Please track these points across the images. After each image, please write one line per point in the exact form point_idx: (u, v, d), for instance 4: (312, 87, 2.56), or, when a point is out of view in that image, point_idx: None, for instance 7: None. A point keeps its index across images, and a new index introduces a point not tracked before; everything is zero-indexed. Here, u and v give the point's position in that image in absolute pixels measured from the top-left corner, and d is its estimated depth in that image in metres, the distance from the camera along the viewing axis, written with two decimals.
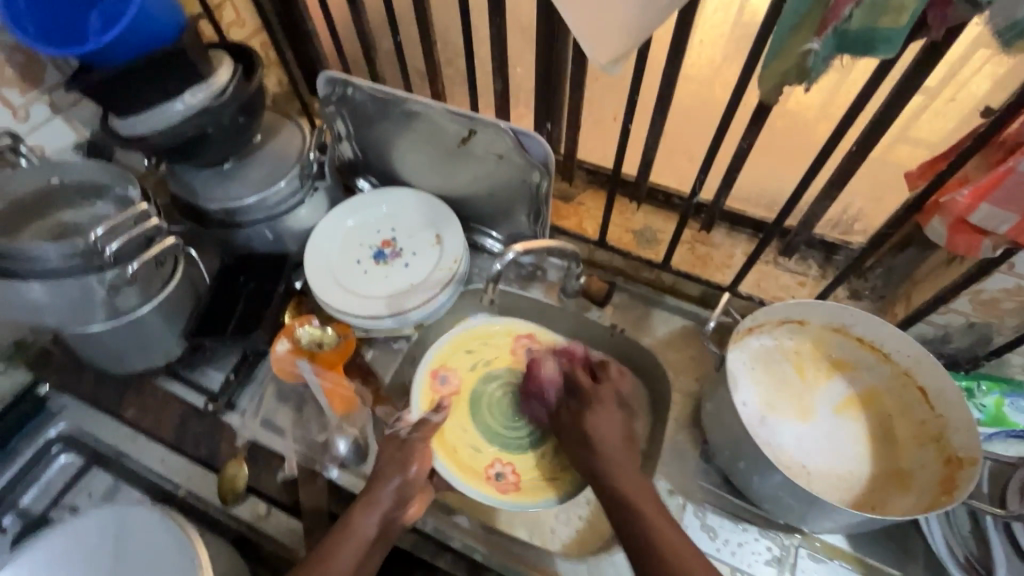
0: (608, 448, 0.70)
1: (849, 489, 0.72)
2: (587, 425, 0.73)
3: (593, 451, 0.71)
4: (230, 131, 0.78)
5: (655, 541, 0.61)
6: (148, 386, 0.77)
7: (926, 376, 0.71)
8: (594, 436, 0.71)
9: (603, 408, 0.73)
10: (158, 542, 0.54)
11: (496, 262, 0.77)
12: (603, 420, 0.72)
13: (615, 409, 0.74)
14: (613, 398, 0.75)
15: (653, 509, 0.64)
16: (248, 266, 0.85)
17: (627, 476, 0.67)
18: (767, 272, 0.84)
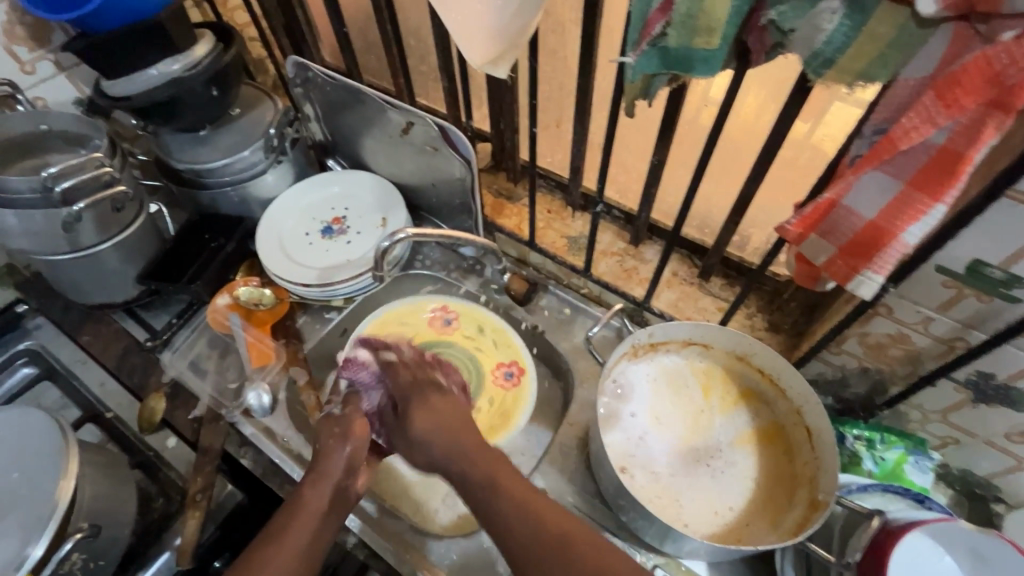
0: (441, 430, 0.63)
1: (718, 521, 0.68)
2: (419, 428, 0.63)
3: (432, 438, 0.62)
4: (203, 101, 0.87)
5: (500, 517, 0.55)
6: (105, 318, 0.91)
7: (815, 417, 0.68)
8: (427, 429, 0.63)
9: (424, 397, 0.66)
10: (46, 436, 0.64)
11: (383, 240, 0.78)
12: (430, 404, 0.65)
13: (436, 394, 0.66)
14: (427, 385, 0.68)
15: (512, 485, 0.57)
16: (211, 225, 0.95)
17: (473, 460, 0.59)
18: (688, 292, 0.84)
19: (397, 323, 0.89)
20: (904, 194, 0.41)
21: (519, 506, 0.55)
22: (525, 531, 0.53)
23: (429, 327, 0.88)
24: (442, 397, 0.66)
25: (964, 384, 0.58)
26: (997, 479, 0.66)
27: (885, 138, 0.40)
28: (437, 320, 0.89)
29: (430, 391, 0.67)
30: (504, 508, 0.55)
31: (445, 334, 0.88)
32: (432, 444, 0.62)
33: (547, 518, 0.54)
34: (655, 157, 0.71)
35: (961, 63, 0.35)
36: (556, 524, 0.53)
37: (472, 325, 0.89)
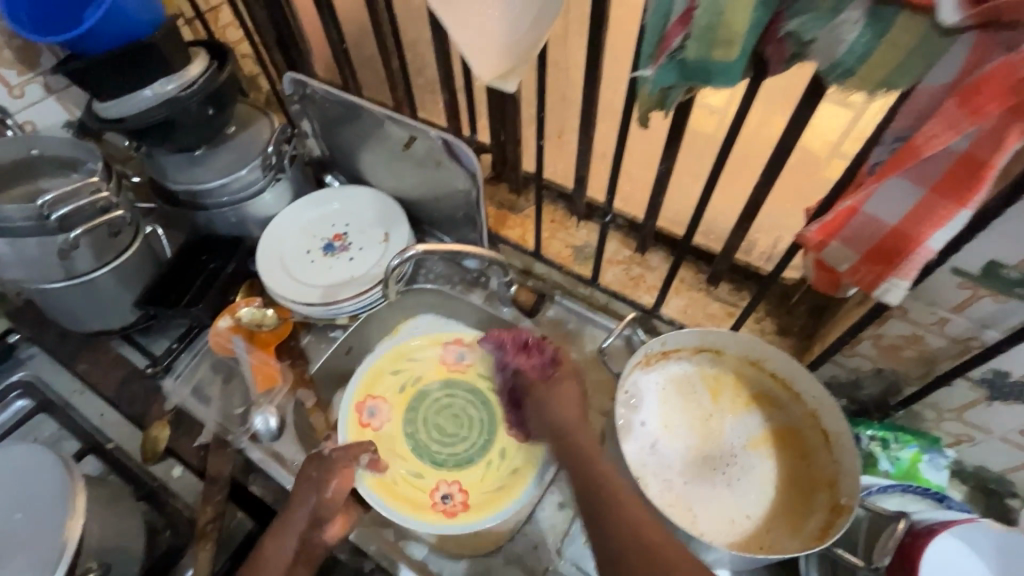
0: (570, 423, 0.67)
1: (740, 529, 0.68)
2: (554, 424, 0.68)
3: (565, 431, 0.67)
4: (199, 121, 0.85)
5: (627, 522, 0.56)
6: (101, 346, 0.88)
7: (831, 420, 0.68)
8: (562, 425, 0.67)
9: (559, 389, 0.71)
10: (50, 472, 0.62)
11: (397, 257, 0.78)
12: (561, 402, 0.69)
13: (571, 389, 0.71)
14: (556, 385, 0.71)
15: (638, 509, 0.57)
16: (209, 246, 0.93)
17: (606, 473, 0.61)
18: (695, 299, 0.85)
19: (409, 359, 0.87)
20: (926, 200, 0.41)
21: (640, 521, 0.56)
22: (646, 538, 0.54)
23: (441, 365, 0.87)
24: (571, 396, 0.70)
25: (979, 382, 0.59)
26: (1011, 475, 0.66)
27: (908, 145, 0.40)
28: (450, 355, 0.88)
29: (564, 390, 0.70)
30: (627, 519, 0.56)
31: (458, 372, 0.87)
32: (566, 443, 0.66)
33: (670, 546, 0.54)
34: (663, 165, 0.71)
35: (983, 71, 0.35)
36: (650, 534, 0.55)
37: (485, 363, 0.87)
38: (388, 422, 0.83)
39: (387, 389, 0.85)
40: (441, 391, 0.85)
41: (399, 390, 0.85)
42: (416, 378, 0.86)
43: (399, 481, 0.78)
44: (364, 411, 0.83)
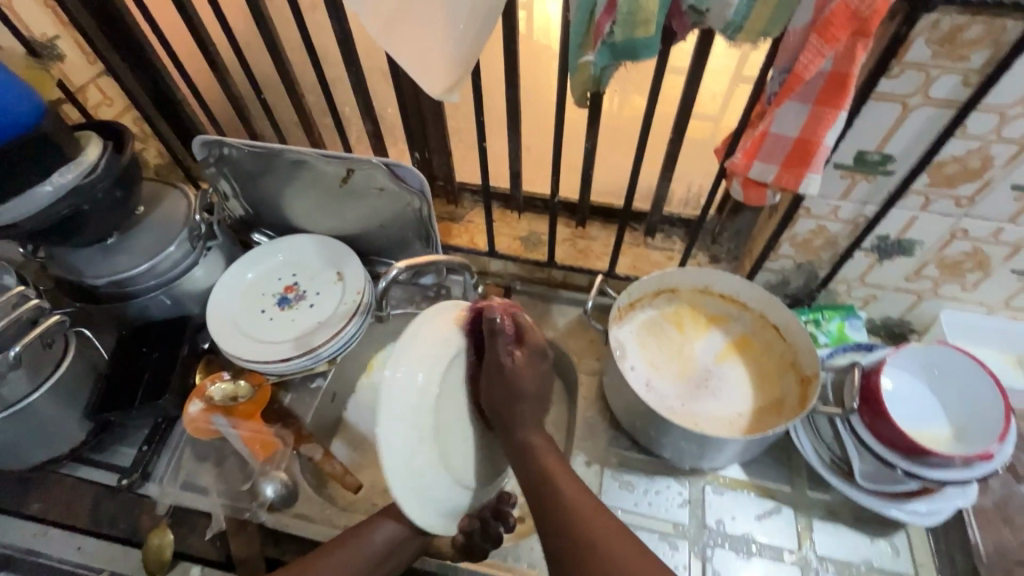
0: (532, 392, 0.62)
1: (736, 425, 0.79)
2: (520, 375, 0.62)
3: (517, 383, 0.62)
4: (108, 205, 0.79)
5: (551, 492, 0.56)
6: (54, 477, 0.79)
7: (777, 315, 0.82)
8: (519, 382, 0.62)
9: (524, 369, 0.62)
10: None
11: (381, 281, 0.82)
12: (532, 379, 0.62)
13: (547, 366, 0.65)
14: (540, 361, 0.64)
15: (567, 479, 0.57)
16: (147, 335, 0.86)
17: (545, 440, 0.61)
18: (638, 253, 0.96)
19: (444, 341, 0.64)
20: (815, 111, 0.53)
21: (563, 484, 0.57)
22: (570, 511, 0.54)
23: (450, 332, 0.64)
24: (540, 373, 0.64)
25: (871, 250, 0.75)
26: (908, 316, 0.85)
27: (792, 74, 0.52)
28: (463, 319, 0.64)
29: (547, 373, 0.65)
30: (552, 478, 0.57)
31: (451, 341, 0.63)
32: (500, 388, 0.62)
33: (580, 498, 0.56)
34: (590, 143, 0.80)
35: (829, 10, 0.47)
36: (586, 516, 0.54)
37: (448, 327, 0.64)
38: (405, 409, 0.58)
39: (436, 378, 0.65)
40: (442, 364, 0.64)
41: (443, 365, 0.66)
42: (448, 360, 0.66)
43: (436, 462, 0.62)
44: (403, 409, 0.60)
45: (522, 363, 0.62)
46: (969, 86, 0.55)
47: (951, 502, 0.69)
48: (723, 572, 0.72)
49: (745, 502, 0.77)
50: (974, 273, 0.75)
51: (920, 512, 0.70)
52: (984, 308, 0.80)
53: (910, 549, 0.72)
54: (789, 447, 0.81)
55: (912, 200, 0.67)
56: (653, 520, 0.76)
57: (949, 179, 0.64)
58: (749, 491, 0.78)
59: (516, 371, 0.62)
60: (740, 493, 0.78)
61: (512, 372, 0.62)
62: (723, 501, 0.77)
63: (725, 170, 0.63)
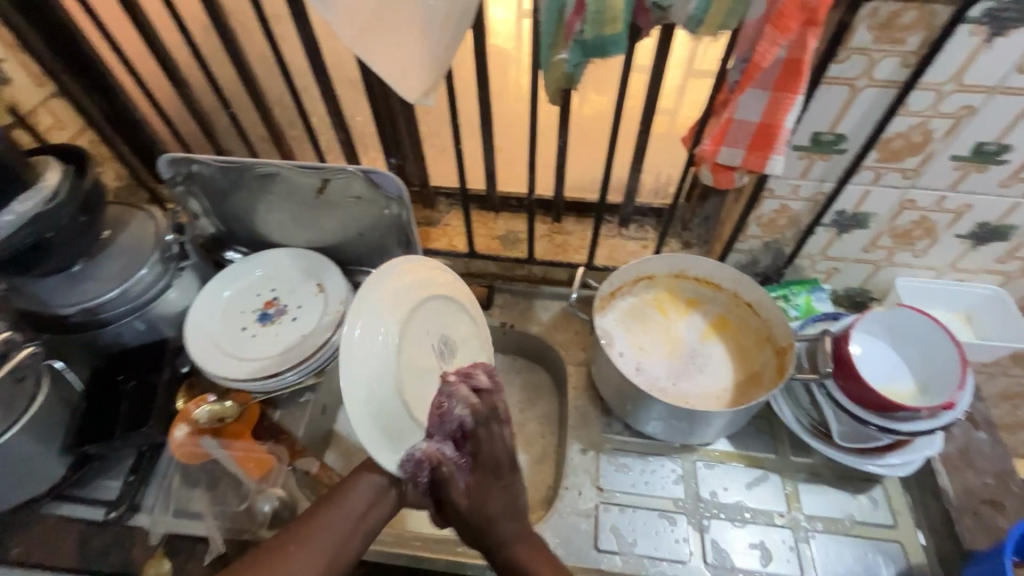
0: (498, 508, 0.62)
1: (720, 399, 0.83)
2: (478, 506, 0.62)
3: (479, 511, 0.62)
4: (73, 231, 0.76)
5: None
6: (34, 517, 0.76)
7: (749, 292, 0.87)
8: (480, 514, 0.62)
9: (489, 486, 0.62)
10: None
11: None
12: (495, 496, 0.62)
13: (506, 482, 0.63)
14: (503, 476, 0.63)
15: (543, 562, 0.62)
16: (124, 363, 0.83)
17: (515, 531, 0.62)
18: (614, 243, 0.99)
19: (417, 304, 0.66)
20: (774, 97, 0.57)
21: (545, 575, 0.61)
22: None
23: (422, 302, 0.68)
24: (510, 483, 0.63)
25: (831, 225, 0.81)
26: (868, 284, 0.91)
27: (751, 63, 0.55)
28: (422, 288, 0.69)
29: (509, 482, 0.63)
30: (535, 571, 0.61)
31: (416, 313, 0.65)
32: (473, 517, 0.62)
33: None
34: (562, 140, 0.83)
35: (781, 1, 0.51)
36: None
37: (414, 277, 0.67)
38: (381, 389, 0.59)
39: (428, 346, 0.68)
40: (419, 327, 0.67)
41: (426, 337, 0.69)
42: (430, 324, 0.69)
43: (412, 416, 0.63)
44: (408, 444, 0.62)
45: (480, 492, 0.62)
46: (908, 67, 0.60)
47: (922, 452, 0.74)
48: (720, 540, 0.75)
49: (735, 473, 0.81)
50: (923, 240, 0.81)
51: (894, 464, 0.75)
52: (935, 272, 0.87)
53: (887, 500, 0.77)
54: (771, 417, 0.85)
55: (864, 175, 0.73)
56: (651, 498, 0.79)
57: (895, 154, 0.69)
58: (737, 462, 0.82)
59: (477, 502, 0.62)
60: (730, 465, 0.81)
61: (471, 507, 0.62)
62: (714, 474, 0.81)
63: (694, 157, 0.66)
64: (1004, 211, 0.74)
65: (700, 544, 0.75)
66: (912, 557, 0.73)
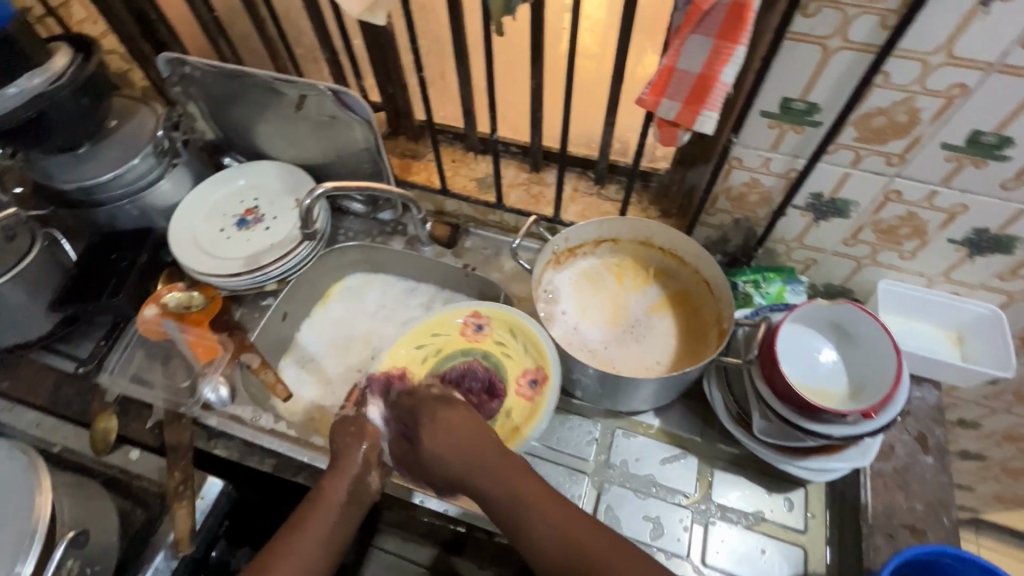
0: (455, 452, 0.64)
1: (652, 370, 0.81)
2: (426, 446, 0.66)
3: (449, 464, 0.65)
4: (75, 114, 0.84)
5: (525, 518, 0.60)
6: (22, 361, 0.86)
7: (708, 270, 0.83)
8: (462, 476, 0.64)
9: (438, 427, 0.66)
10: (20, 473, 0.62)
11: (307, 197, 0.85)
12: (439, 423, 0.66)
13: (437, 413, 0.68)
14: (438, 401, 0.70)
15: (531, 491, 0.61)
16: (117, 245, 0.91)
17: (482, 469, 0.63)
18: (590, 202, 0.96)
19: (429, 334, 0.85)
20: (716, 46, 0.52)
21: (530, 501, 0.60)
22: (533, 514, 0.59)
23: (460, 336, 0.84)
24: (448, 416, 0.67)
25: (806, 208, 0.74)
26: (850, 284, 0.83)
27: (693, 5, 0.50)
28: (469, 328, 0.85)
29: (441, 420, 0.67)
30: (520, 499, 0.60)
31: (476, 342, 0.85)
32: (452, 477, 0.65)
33: (557, 518, 0.59)
34: (534, 80, 0.80)
35: None
36: (527, 496, 0.60)
37: (503, 330, 0.84)
38: (542, 393, 0.79)
39: (409, 360, 0.83)
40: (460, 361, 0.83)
41: (421, 359, 0.83)
42: (436, 350, 0.84)
43: None
44: None
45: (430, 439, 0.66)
46: (886, 29, 0.53)
47: (849, 461, 0.69)
48: (618, 507, 0.75)
49: (653, 448, 0.79)
50: (911, 240, 0.73)
51: (814, 469, 0.71)
52: (925, 281, 0.78)
53: (805, 504, 0.73)
54: (706, 401, 0.82)
55: (840, 155, 0.66)
56: (561, 456, 0.79)
57: (877, 134, 0.62)
58: (659, 438, 0.80)
59: (425, 443, 0.66)
60: (651, 439, 0.80)
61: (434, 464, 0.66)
62: (631, 444, 0.79)
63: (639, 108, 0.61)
64: (1007, 218, 0.65)
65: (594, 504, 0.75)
66: (813, 565, 0.70)
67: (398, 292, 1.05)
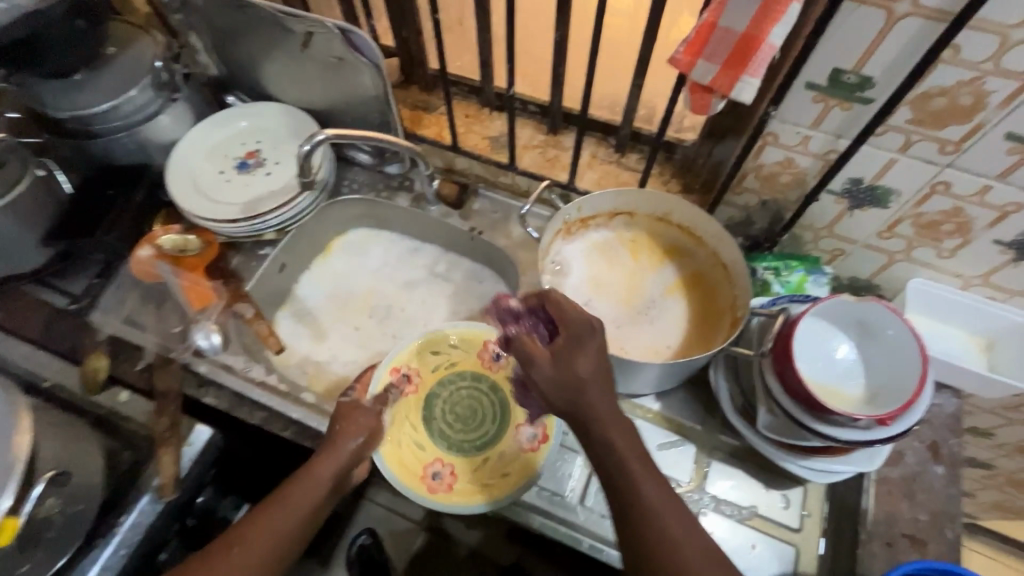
0: (599, 389, 0.57)
1: (658, 354, 0.78)
2: (573, 367, 0.57)
3: (585, 398, 0.56)
4: (68, 35, 0.78)
5: (635, 492, 0.54)
6: (13, 293, 0.85)
7: (727, 253, 0.78)
8: (590, 413, 0.56)
9: (579, 349, 0.58)
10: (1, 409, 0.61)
11: (305, 143, 0.79)
12: (587, 353, 0.58)
13: (599, 339, 0.58)
14: (586, 326, 0.59)
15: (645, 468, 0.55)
16: (112, 178, 0.89)
17: (614, 416, 0.56)
18: (608, 170, 0.90)
19: (447, 343, 0.83)
20: (766, 1, 0.46)
21: (645, 476, 0.55)
22: (642, 491, 0.54)
23: (477, 359, 0.82)
24: (591, 345, 0.58)
25: (842, 195, 0.68)
26: (877, 278, 0.78)
27: None
28: (489, 352, 0.82)
29: (584, 346, 0.58)
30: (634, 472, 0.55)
31: (491, 370, 0.82)
32: (579, 407, 0.57)
33: (667, 501, 0.54)
34: (559, 32, 0.73)
35: None
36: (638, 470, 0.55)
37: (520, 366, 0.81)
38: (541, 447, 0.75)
39: (422, 364, 0.81)
40: (468, 383, 0.81)
41: (433, 367, 0.82)
42: (450, 364, 0.82)
43: (404, 445, 0.76)
44: (428, 468, 0.75)
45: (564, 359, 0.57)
46: None
47: (854, 466, 0.66)
48: None
49: (650, 433, 0.77)
50: (952, 238, 0.67)
51: (814, 468, 0.68)
52: (960, 282, 0.72)
53: (802, 503, 0.71)
54: (709, 390, 0.79)
55: (889, 138, 0.59)
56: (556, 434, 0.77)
57: (935, 117, 0.56)
58: (657, 423, 0.77)
59: (573, 363, 0.57)
60: (649, 425, 0.77)
61: (558, 381, 0.57)
62: None
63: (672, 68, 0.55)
64: None
65: (583, 483, 0.75)
66: (804, 564, 0.68)
67: (401, 251, 1.02)
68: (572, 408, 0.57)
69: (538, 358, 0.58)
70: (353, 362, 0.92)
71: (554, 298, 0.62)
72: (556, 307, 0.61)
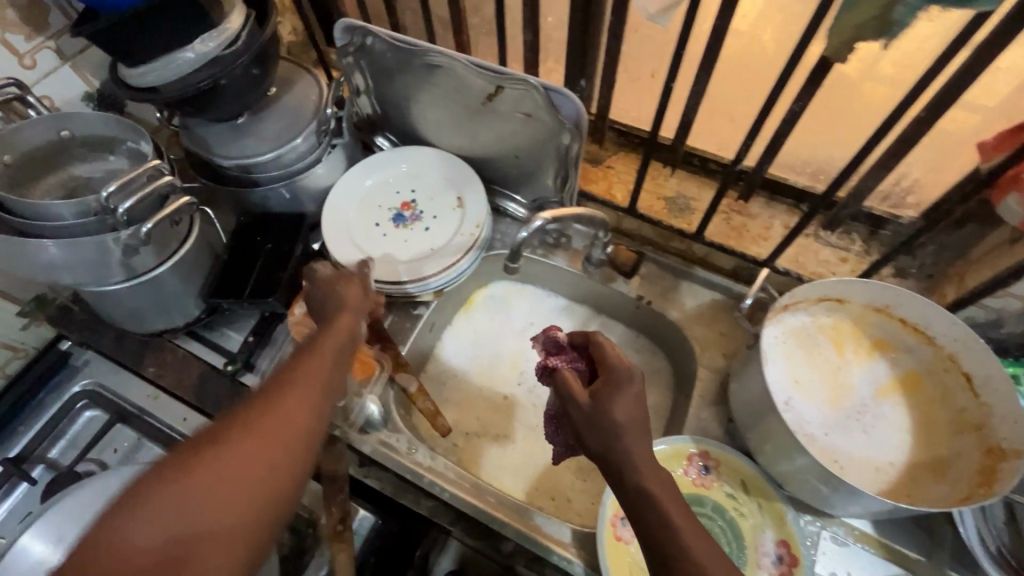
0: (638, 438, 0.52)
1: (883, 475, 0.67)
2: (601, 413, 0.53)
3: (620, 445, 0.51)
4: (243, 83, 0.72)
5: (672, 540, 0.46)
6: (166, 345, 0.81)
7: (972, 360, 0.67)
8: (622, 456, 0.51)
9: (614, 393, 0.54)
10: None
11: (521, 230, 0.73)
12: (619, 399, 0.53)
13: (638, 386, 0.54)
14: (623, 375, 0.55)
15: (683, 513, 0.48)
16: (264, 226, 0.83)
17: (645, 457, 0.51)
18: (806, 246, 0.82)
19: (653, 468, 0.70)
20: None
21: (678, 525, 0.47)
22: (679, 537, 0.46)
23: (690, 482, 0.70)
24: (631, 392, 0.54)
25: None
26: None
27: None
28: (696, 471, 0.70)
29: (614, 391, 0.54)
30: (664, 514, 0.47)
31: (705, 489, 0.71)
32: (610, 447, 0.52)
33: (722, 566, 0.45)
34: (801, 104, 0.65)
35: None
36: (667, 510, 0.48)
37: (735, 482, 0.70)
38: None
39: None
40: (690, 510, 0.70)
41: None
42: None
43: None
44: None
45: (603, 403, 0.53)
46: None
47: None
48: None
49: (864, 560, 0.67)
50: None
51: None
52: None
53: None
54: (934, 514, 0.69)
55: None
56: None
57: None
58: (870, 548, 0.67)
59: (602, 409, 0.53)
60: (863, 549, 0.67)
61: (592, 420, 0.53)
62: (840, 553, 0.67)
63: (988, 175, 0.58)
64: None
65: None
66: None
67: (548, 310, 0.94)
68: (602, 447, 0.53)
69: (577, 397, 0.55)
70: (504, 437, 0.84)
71: (598, 340, 0.59)
72: (600, 350, 0.59)
